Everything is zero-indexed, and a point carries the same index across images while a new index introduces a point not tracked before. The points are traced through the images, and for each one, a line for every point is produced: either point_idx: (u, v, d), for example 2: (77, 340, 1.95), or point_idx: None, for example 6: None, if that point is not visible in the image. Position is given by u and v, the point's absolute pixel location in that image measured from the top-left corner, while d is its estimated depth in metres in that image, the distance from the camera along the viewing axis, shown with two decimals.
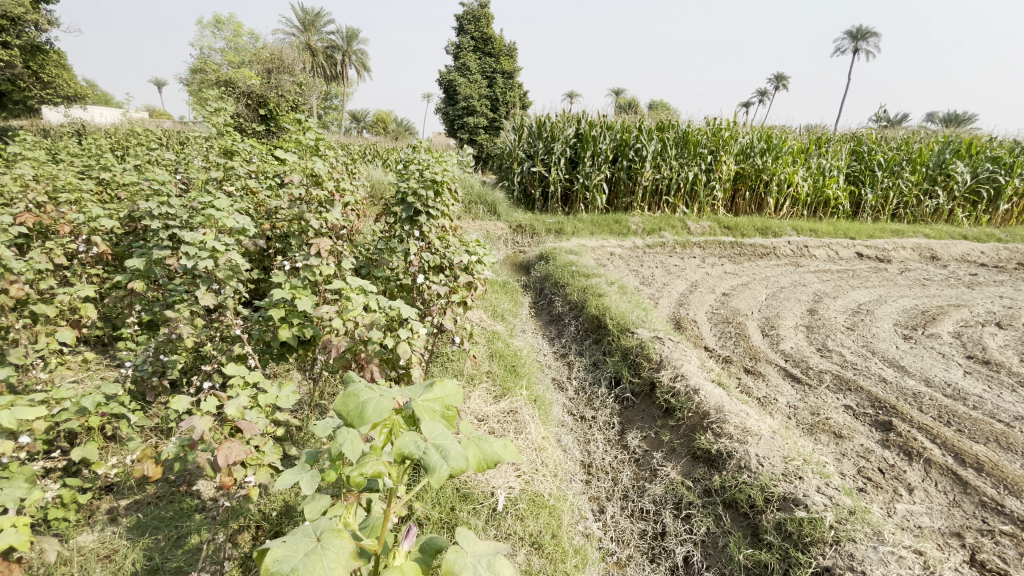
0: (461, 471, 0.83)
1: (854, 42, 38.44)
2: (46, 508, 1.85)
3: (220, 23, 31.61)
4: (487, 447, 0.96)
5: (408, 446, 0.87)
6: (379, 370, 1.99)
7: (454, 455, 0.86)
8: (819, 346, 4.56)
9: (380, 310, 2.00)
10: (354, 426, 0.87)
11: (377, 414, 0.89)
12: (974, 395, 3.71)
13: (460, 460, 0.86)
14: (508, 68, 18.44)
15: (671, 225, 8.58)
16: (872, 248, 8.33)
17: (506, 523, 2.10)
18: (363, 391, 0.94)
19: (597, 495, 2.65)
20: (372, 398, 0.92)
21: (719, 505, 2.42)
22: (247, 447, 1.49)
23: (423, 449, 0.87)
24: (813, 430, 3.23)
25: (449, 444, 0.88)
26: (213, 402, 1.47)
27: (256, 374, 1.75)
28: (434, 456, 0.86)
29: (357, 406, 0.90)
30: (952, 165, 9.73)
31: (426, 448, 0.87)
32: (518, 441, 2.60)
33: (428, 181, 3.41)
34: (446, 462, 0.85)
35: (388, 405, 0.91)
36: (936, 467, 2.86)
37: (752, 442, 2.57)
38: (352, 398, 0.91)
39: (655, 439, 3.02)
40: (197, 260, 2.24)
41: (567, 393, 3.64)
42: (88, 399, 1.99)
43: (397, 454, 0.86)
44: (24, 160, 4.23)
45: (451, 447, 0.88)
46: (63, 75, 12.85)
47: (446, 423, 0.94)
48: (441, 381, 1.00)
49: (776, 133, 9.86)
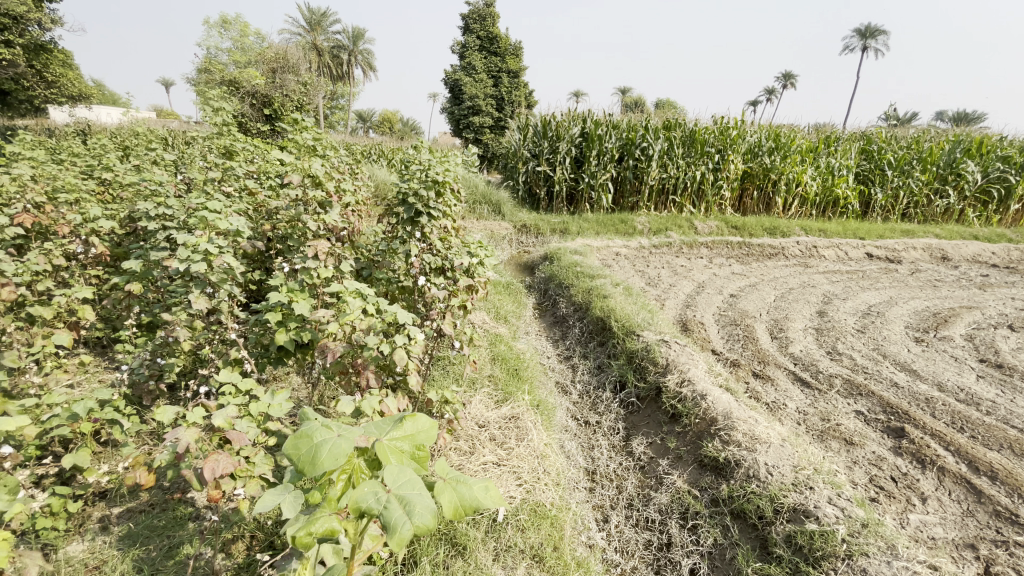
0: (422, 531, 0.82)
1: (863, 41, 38.06)
2: (35, 516, 1.83)
3: (227, 23, 31.74)
4: (465, 490, 0.99)
5: (368, 500, 0.88)
6: (376, 377, 1.88)
7: (417, 511, 0.86)
8: (829, 349, 4.46)
9: (378, 315, 1.94)
10: (307, 473, 0.87)
11: (331, 458, 0.90)
12: (987, 401, 3.61)
13: (425, 516, 0.85)
14: (513, 67, 18.34)
15: (677, 225, 8.49)
16: (882, 248, 8.21)
17: (506, 534, 2.04)
18: (320, 432, 0.95)
19: (601, 503, 2.58)
20: (328, 441, 0.92)
21: (727, 516, 2.35)
22: (237, 458, 1.44)
23: (384, 504, 0.87)
24: (823, 437, 3.15)
25: (413, 497, 0.88)
26: (200, 413, 1.42)
27: (249, 382, 1.71)
28: (396, 511, 0.86)
29: (312, 451, 0.90)
30: (963, 164, 9.56)
31: (388, 500, 0.88)
32: (519, 449, 2.54)
33: (430, 181, 3.36)
34: (408, 519, 0.85)
35: (343, 449, 0.92)
36: (950, 475, 2.77)
37: (761, 450, 2.50)
38: (304, 442, 0.91)
39: (660, 446, 2.95)
40: (190, 263, 2.21)
41: (571, 397, 3.57)
42: (79, 405, 1.96)
43: (357, 508, 0.87)
44: (25, 160, 4.22)
45: (415, 498, 0.88)
46: (68, 74, 12.92)
47: (416, 464, 0.99)
48: (413, 417, 1.05)
49: (784, 132, 9.74)
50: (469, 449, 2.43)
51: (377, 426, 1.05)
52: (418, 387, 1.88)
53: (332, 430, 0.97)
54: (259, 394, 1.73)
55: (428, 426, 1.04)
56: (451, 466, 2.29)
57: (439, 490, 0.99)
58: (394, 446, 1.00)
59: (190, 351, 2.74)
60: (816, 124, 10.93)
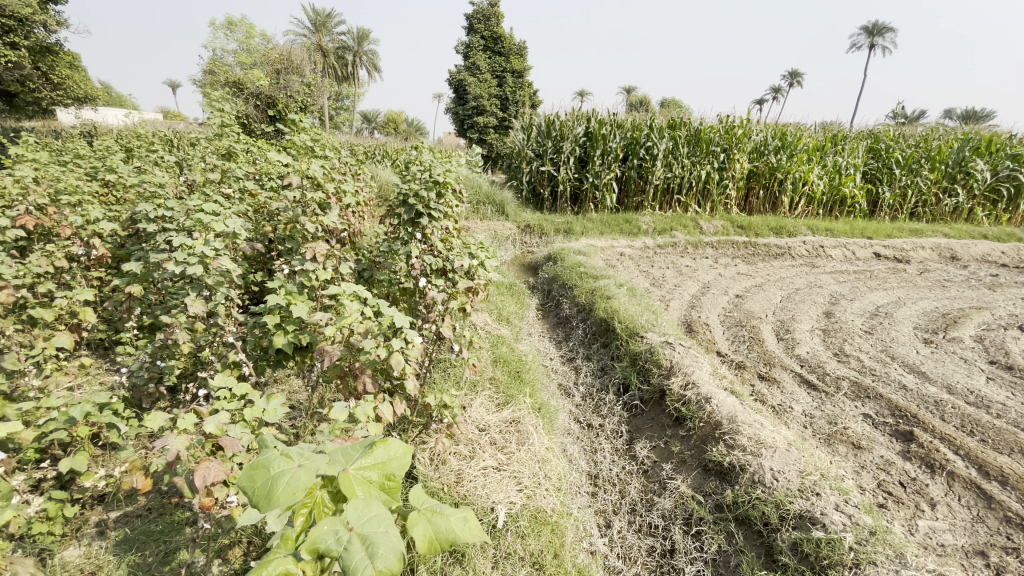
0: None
1: (870, 38, 37.81)
2: (31, 521, 1.82)
3: (232, 25, 31.89)
4: (441, 522, 0.94)
5: (327, 541, 0.81)
6: (373, 381, 1.84)
7: (380, 554, 0.79)
8: (836, 351, 4.40)
9: (375, 318, 1.91)
10: (262, 508, 0.82)
11: (287, 493, 0.84)
12: (998, 403, 3.54)
13: (389, 560, 0.78)
14: (518, 67, 18.30)
15: (682, 225, 8.43)
16: (890, 248, 8.11)
17: (505, 541, 2.01)
18: (279, 463, 0.90)
19: (603, 508, 2.54)
20: (286, 473, 0.87)
21: (732, 522, 2.31)
22: (229, 466, 1.41)
23: (345, 545, 0.80)
24: (830, 440, 3.09)
25: (377, 536, 0.82)
26: (192, 419, 1.40)
27: (245, 387, 1.69)
28: (357, 554, 0.79)
29: (268, 484, 0.85)
30: (972, 162, 9.44)
31: (349, 541, 0.81)
32: (519, 453, 2.50)
33: (430, 182, 3.32)
34: (370, 563, 0.77)
35: (300, 482, 0.87)
36: (960, 480, 2.71)
37: (767, 455, 2.45)
38: (260, 474, 0.87)
39: (664, 449, 2.91)
40: (187, 266, 2.19)
41: (573, 399, 3.53)
42: (75, 409, 1.95)
43: (314, 547, 0.80)
44: (29, 162, 4.23)
45: (378, 537, 0.82)
46: (73, 75, 12.98)
47: (385, 494, 0.93)
48: (383, 444, 0.99)
49: (790, 130, 9.65)
50: (469, 453, 2.40)
51: (344, 454, 0.99)
52: (416, 391, 1.84)
53: (291, 460, 0.91)
54: (255, 399, 1.71)
55: (400, 454, 0.98)
56: (450, 471, 2.27)
57: (412, 522, 0.94)
58: (362, 476, 0.94)
59: (190, 353, 2.73)
60: (823, 123, 10.83)
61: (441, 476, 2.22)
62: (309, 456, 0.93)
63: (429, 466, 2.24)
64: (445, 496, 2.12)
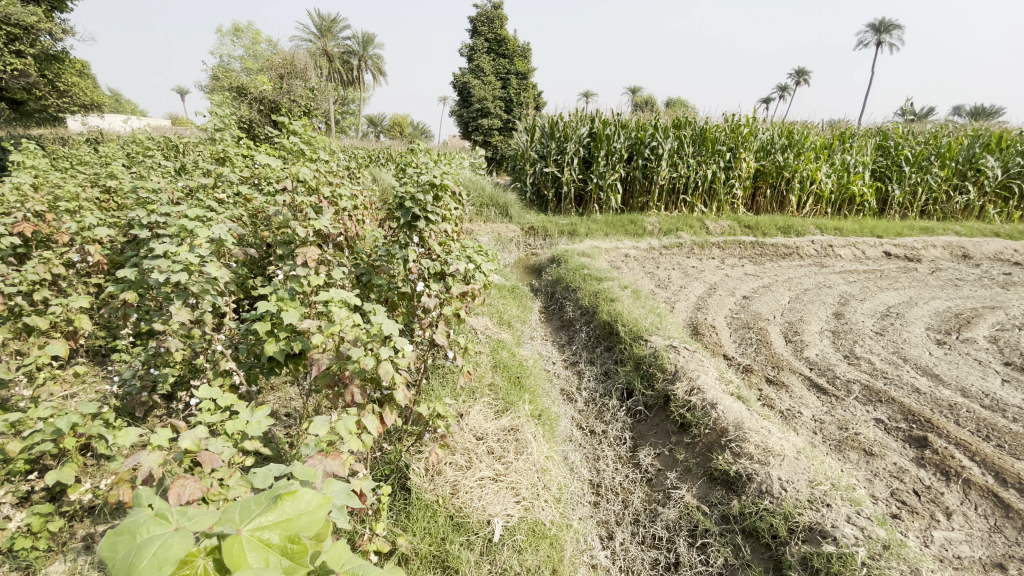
0: None
1: (876, 35, 37.51)
2: (13, 537, 1.85)
3: (239, 31, 32.18)
4: None
5: None
6: (363, 391, 1.76)
7: None
8: (846, 353, 4.29)
9: (364, 326, 1.83)
10: None
11: (152, 565, 0.68)
12: (1015, 407, 3.42)
13: None
14: (522, 69, 18.27)
15: (688, 225, 8.33)
16: (900, 247, 7.97)
17: (502, 556, 1.94)
18: (150, 526, 0.75)
19: (606, 518, 2.46)
20: (154, 542, 0.72)
21: (738, 534, 2.23)
22: (207, 481, 1.34)
23: None
24: (841, 447, 3.00)
25: None
26: (167, 434, 1.35)
27: (229, 398, 1.64)
28: None
29: (129, 557, 0.69)
30: (983, 158, 9.25)
31: None
32: (518, 463, 2.42)
33: (427, 184, 3.25)
34: None
35: (171, 552, 0.71)
36: (977, 489, 2.61)
37: (774, 463, 2.37)
38: (123, 542, 0.71)
39: (669, 457, 2.83)
40: (171, 274, 2.13)
41: (576, 405, 3.45)
42: (59, 420, 1.90)
43: None
44: (29, 168, 4.21)
45: None
46: (80, 83, 13.13)
47: (289, 561, 0.73)
48: (291, 494, 0.80)
49: (797, 128, 9.53)
50: (465, 463, 2.33)
51: (242, 511, 0.80)
52: (406, 402, 1.75)
53: (166, 523, 0.77)
54: (240, 410, 1.66)
55: (311, 509, 0.78)
56: (446, 482, 2.20)
57: None
58: (259, 538, 0.74)
59: (183, 361, 2.68)
60: (830, 121, 10.68)
61: (437, 488, 2.15)
62: (190, 517, 0.78)
63: (424, 477, 2.18)
64: (440, 509, 2.07)
